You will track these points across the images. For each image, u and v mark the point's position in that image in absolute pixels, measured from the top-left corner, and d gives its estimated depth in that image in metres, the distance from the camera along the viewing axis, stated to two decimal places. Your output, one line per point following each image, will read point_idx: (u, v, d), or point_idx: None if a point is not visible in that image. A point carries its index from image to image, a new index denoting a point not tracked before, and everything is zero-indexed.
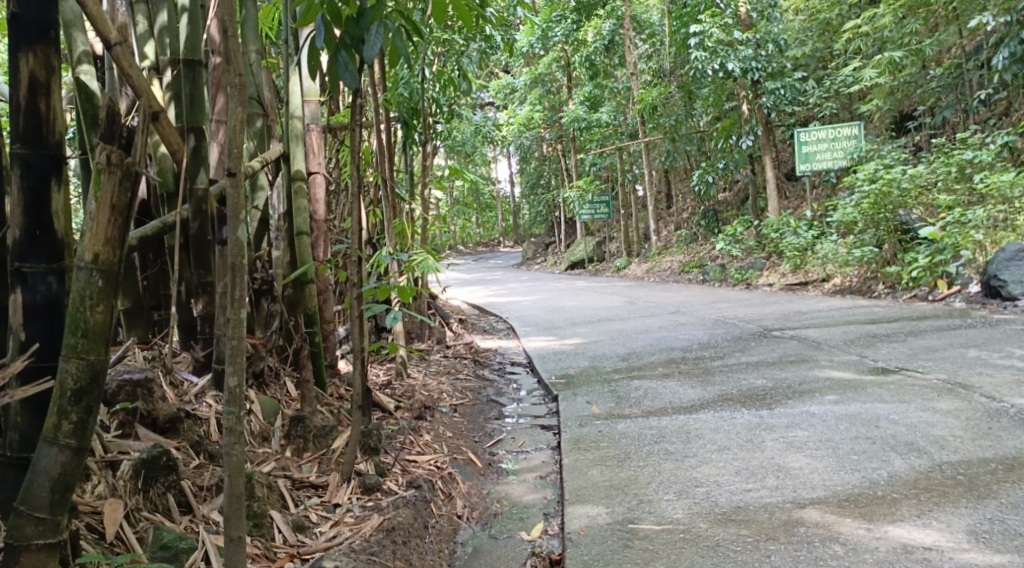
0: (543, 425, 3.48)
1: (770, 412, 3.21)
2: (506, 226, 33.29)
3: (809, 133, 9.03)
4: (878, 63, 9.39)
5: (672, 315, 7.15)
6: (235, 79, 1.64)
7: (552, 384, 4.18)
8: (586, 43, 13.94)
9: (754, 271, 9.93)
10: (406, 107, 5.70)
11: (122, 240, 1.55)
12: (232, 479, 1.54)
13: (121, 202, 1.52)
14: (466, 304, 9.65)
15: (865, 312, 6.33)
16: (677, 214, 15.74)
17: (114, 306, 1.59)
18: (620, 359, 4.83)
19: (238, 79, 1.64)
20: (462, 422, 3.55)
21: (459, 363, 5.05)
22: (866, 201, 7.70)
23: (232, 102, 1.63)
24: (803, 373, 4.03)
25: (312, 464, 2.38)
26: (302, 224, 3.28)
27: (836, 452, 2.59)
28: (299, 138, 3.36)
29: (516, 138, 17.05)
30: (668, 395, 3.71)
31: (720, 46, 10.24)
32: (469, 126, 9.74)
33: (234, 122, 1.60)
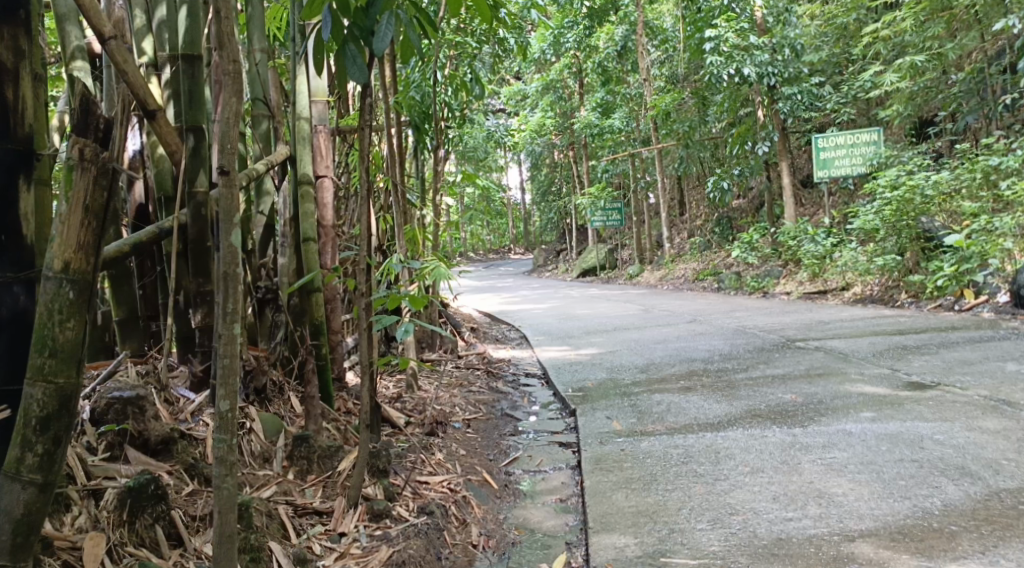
0: (562, 442, 3.30)
1: (803, 430, 3.03)
2: (517, 234, 33.16)
3: (828, 139, 8.83)
4: (898, 68, 9.18)
5: (689, 324, 6.96)
6: (229, 68, 1.48)
7: (569, 397, 4.01)
8: (598, 49, 13.78)
9: (771, 279, 9.74)
10: (417, 111, 5.56)
11: (95, 248, 1.50)
12: (222, 514, 1.47)
13: (96, 203, 1.48)
14: (478, 312, 9.49)
15: (890, 322, 6.13)
16: (691, 221, 15.54)
17: (87, 320, 1.53)
18: (638, 371, 4.65)
19: (233, 67, 1.48)
20: (476, 438, 3.37)
21: (472, 374, 4.88)
22: (887, 209, 7.50)
23: (225, 93, 1.48)
24: (833, 387, 3.85)
25: (316, 487, 2.21)
26: (308, 229, 3.11)
27: (881, 477, 2.41)
28: (307, 141, 3.19)
29: (528, 144, 16.90)
30: (693, 410, 3.53)
31: (736, 51, 10.06)
32: (481, 131, 9.59)
33: (228, 118, 1.47)
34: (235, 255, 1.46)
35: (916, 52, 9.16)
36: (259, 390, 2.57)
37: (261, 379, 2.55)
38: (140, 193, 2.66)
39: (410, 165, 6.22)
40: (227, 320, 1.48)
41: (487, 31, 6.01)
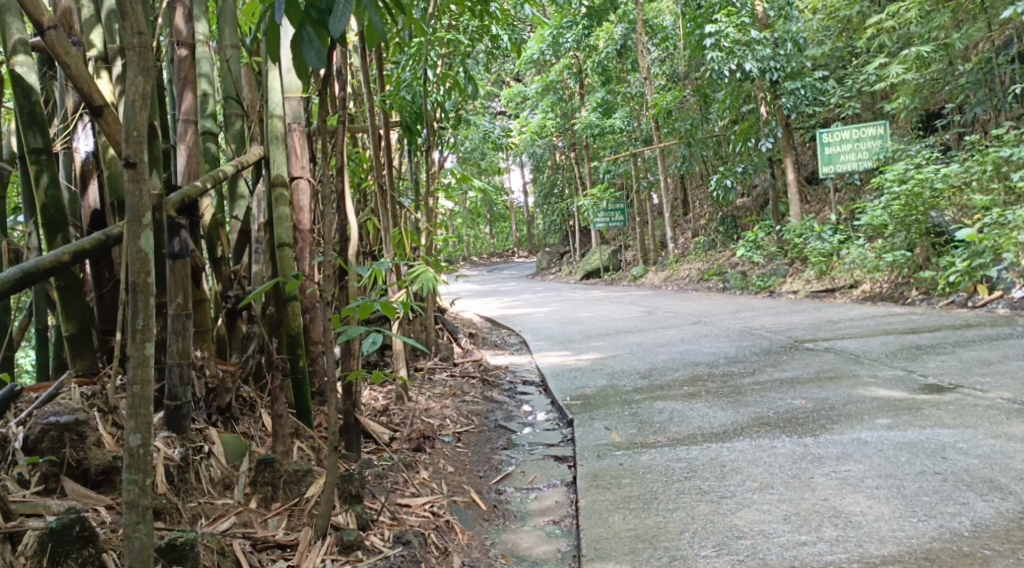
0: (557, 457, 3.09)
1: (815, 440, 2.81)
2: (521, 237, 32.98)
3: (833, 134, 8.61)
4: (905, 59, 8.92)
5: (693, 326, 6.75)
6: (133, 41, 1.50)
7: (567, 407, 3.80)
8: (598, 48, 13.58)
9: (777, 278, 9.52)
10: (409, 112, 5.36)
11: None
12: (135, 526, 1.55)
13: None
14: (478, 317, 9.30)
15: (903, 320, 5.91)
16: (695, 221, 15.32)
17: None
18: (640, 377, 4.45)
19: (136, 39, 1.50)
20: (466, 453, 3.17)
21: (466, 383, 4.68)
22: (896, 203, 7.28)
23: (131, 72, 1.51)
24: (846, 391, 3.63)
25: (280, 517, 2.02)
26: (284, 234, 2.90)
27: (902, 493, 2.21)
28: (282, 140, 3.00)
29: (530, 145, 16.70)
30: (697, 420, 3.32)
31: (737, 46, 9.84)
32: (478, 133, 9.40)
33: (132, 103, 1.50)
34: (144, 263, 1.52)
35: (922, 43, 8.93)
36: (224, 409, 2.36)
37: (226, 398, 2.35)
38: (95, 196, 2.45)
39: (402, 167, 6.02)
40: (137, 341, 1.53)
41: (480, 27, 5.81)
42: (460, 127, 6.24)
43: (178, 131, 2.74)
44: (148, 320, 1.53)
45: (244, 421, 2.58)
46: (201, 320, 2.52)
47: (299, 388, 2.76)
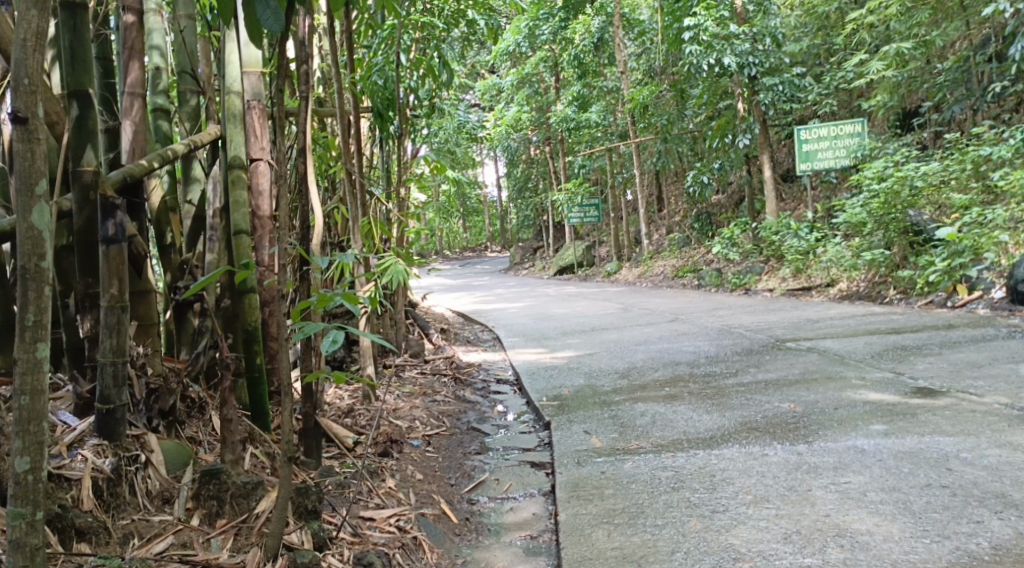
0: (534, 463, 2.90)
1: (809, 448, 2.64)
2: (494, 231, 32.74)
3: (810, 130, 8.45)
4: (884, 55, 8.75)
5: (671, 324, 6.57)
6: None
7: (543, 408, 3.61)
8: (574, 41, 13.33)
9: (753, 275, 9.39)
10: (381, 98, 5.10)
11: None
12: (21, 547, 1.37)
13: None
14: (450, 312, 9.07)
15: (884, 320, 5.78)
16: (669, 217, 15.18)
17: None
18: (619, 376, 4.26)
19: None
20: (437, 458, 2.96)
21: (437, 381, 4.46)
22: (875, 201, 7.14)
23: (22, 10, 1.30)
24: (834, 394, 3.46)
25: (225, 536, 1.79)
26: (241, 220, 2.67)
27: (909, 509, 2.05)
28: (238, 118, 2.77)
29: (504, 139, 16.48)
30: (682, 424, 3.13)
31: (716, 40, 9.66)
32: (452, 124, 9.15)
33: (22, 47, 1.30)
34: (37, 241, 1.34)
35: (902, 39, 8.79)
36: (167, 412, 2.12)
37: (169, 400, 2.10)
38: None
39: (373, 156, 5.76)
40: (28, 340, 1.35)
41: (455, 11, 5.54)
42: (434, 115, 5.99)
43: (123, 106, 2.53)
44: (40, 312, 1.35)
45: (190, 426, 2.35)
46: (144, 313, 2.29)
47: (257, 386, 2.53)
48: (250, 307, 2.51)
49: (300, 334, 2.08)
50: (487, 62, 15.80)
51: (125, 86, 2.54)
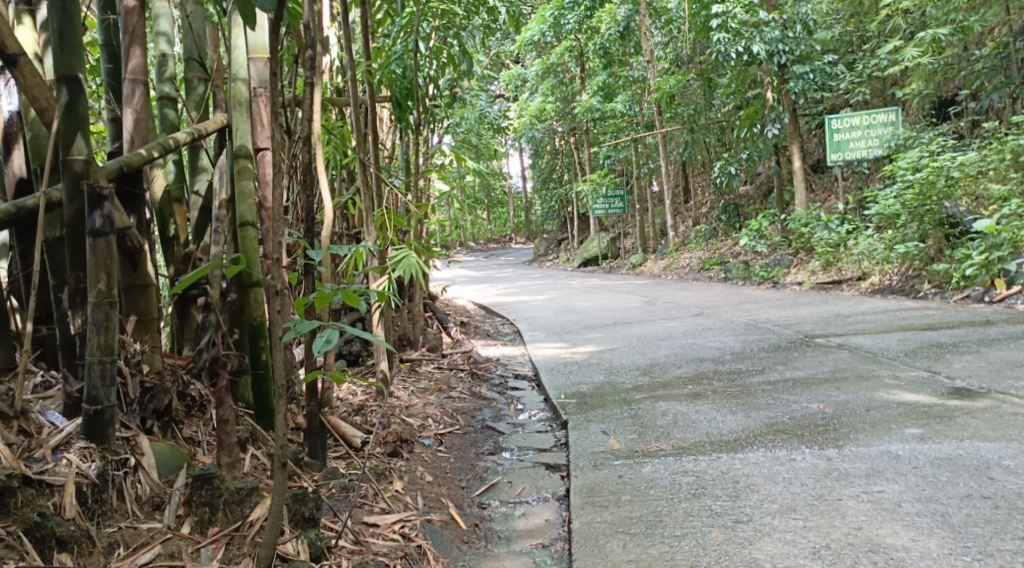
0: (549, 464, 2.79)
1: (840, 452, 2.50)
2: (519, 223, 32.59)
3: (842, 120, 8.25)
4: (920, 41, 8.49)
5: (696, 318, 6.43)
6: None
7: (561, 406, 3.49)
8: (600, 30, 13.14)
9: (781, 268, 9.19)
10: (400, 87, 4.98)
11: None
12: None
13: None
14: (472, 304, 8.99)
15: (917, 315, 5.59)
16: (696, 209, 14.96)
17: None
18: (641, 373, 4.14)
19: None
20: (449, 458, 2.85)
21: (454, 377, 4.36)
22: (909, 192, 6.93)
23: None
24: (866, 394, 3.31)
25: (216, 545, 1.75)
26: (246, 211, 2.57)
27: (949, 523, 1.92)
28: (245, 106, 2.66)
29: (529, 129, 16.34)
30: (704, 425, 3.00)
31: (745, 27, 9.49)
32: (475, 113, 9.04)
33: None
34: None
35: (939, 25, 8.52)
36: (162, 412, 2.03)
37: (164, 399, 2.01)
38: (21, 162, 2.13)
39: (392, 147, 5.66)
40: None
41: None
42: (455, 104, 5.86)
43: (125, 93, 2.45)
44: None
45: (190, 425, 2.27)
46: (143, 308, 2.21)
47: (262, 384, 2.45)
48: (255, 301, 2.44)
49: (297, 332, 1.93)
50: (512, 52, 15.66)
51: (127, 72, 2.45)
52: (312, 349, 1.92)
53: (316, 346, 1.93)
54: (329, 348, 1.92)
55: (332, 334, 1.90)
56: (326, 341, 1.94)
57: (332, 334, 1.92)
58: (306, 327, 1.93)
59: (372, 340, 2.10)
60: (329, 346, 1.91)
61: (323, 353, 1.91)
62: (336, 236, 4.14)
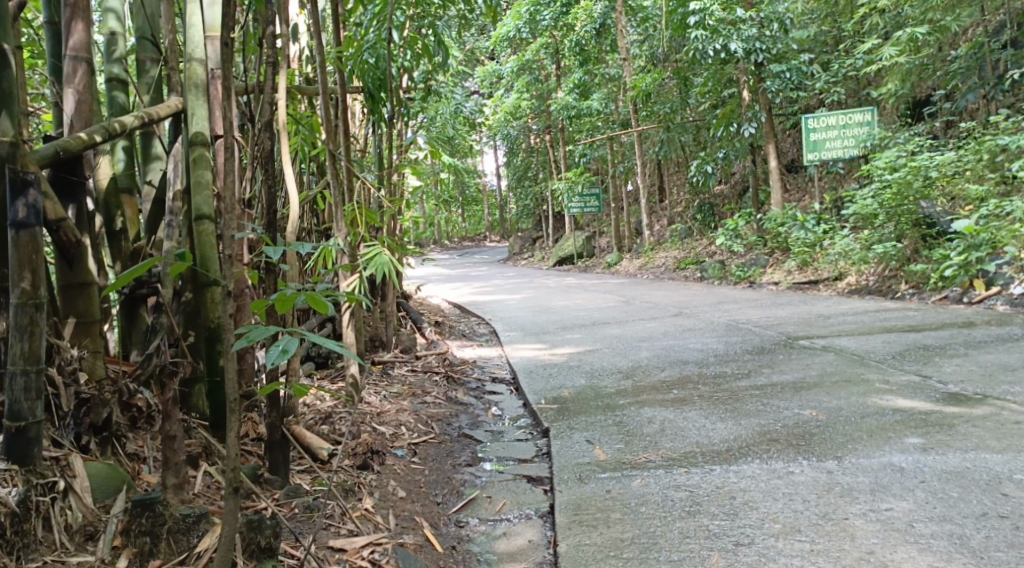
0: (531, 477, 2.61)
1: (840, 464, 2.35)
2: (492, 221, 32.35)
3: (818, 119, 8.10)
4: (898, 40, 8.37)
5: (675, 318, 6.28)
6: None
7: (542, 412, 3.32)
8: (575, 28, 12.96)
9: (758, 268, 9.08)
10: (372, 77, 4.74)
11: None
12: None
13: None
14: (446, 304, 8.78)
15: (899, 316, 5.47)
16: (671, 208, 14.85)
17: None
18: (622, 376, 3.97)
19: None
20: (423, 470, 2.67)
21: (428, 380, 4.16)
22: (887, 192, 6.83)
23: None
24: (859, 400, 3.16)
25: None
26: (204, 204, 2.37)
27: (967, 547, 1.79)
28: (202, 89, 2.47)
29: (503, 126, 16.15)
30: (693, 434, 2.84)
31: (722, 25, 9.34)
32: (450, 109, 8.84)
33: None
34: None
35: (916, 24, 8.41)
36: (100, 427, 1.86)
37: (102, 412, 1.84)
38: None
39: (363, 141, 5.43)
40: None
41: None
42: (429, 98, 5.64)
43: (66, 71, 2.31)
44: None
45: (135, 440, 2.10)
46: (84, 309, 2.04)
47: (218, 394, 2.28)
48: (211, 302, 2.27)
49: (243, 343, 1.62)
50: (486, 48, 15.41)
51: (67, 49, 2.32)
52: (266, 360, 1.63)
53: (269, 357, 1.63)
54: (285, 359, 1.62)
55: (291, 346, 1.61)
56: (283, 350, 1.64)
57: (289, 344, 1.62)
58: (257, 335, 1.64)
59: (338, 350, 1.84)
60: (285, 358, 1.62)
61: (278, 365, 1.62)
62: (303, 232, 3.93)
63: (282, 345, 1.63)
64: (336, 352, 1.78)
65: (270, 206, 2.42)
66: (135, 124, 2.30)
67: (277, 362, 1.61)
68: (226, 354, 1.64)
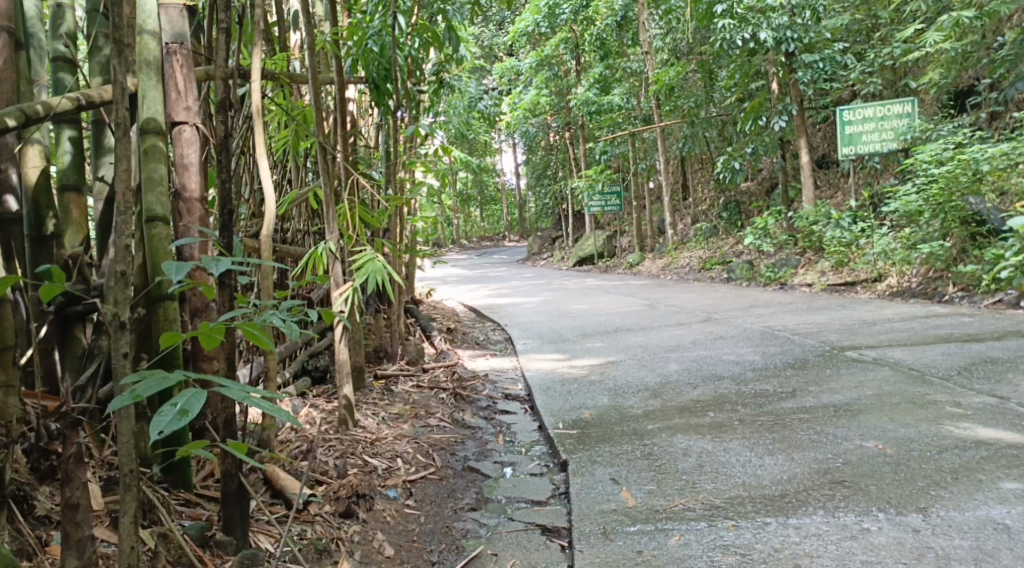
0: (546, 527, 2.19)
1: (927, 521, 1.94)
2: (512, 220, 31.88)
3: (854, 111, 7.59)
4: (941, 26, 7.81)
5: (703, 325, 5.83)
6: None
7: (561, 439, 2.90)
8: (596, 20, 12.45)
9: (789, 269, 8.58)
10: (377, 66, 4.14)
11: None
12: None
13: None
14: (460, 307, 8.37)
15: (952, 324, 4.97)
16: (694, 206, 14.33)
17: None
18: (650, 394, 3.55)
19: None
20: (418, 518, 2.26)
21: (433, 398, 3.74)
22: (933, 187, 6.30)
23: None
24: (930, 429, 2.70)
25: None
26: (156, 203, 2.02)
27: None
28: (154, 66, 2.05)
29: (522, 124, 15.69)
30: (738, 473, 2.39)
31: (751, 13, 8.85)
32: (465, 103, 8.40)
33: None
34: None
35: (961, 7, 7.82)
36: None
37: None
38: None
39: (372, 137, 5.01)
40: None
41: None
42: (441, 90, 5.18)
43: None
44: None
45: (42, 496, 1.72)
46: None
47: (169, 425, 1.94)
48: (164, 321, 2.03)
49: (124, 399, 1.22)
50: (504, 43, 14.94)
51: None
52: (154, 425, 1.23)
53: (158, 422, 1.24)
54: (181, 426, 1.23)
55: (195, 407, 1.24)
56: (181, 413, 1.25)
57: (190, 402, 1.25)
58: (144, 389, 1.26)
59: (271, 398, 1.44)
60: (179, 425, 1.23)
61: (170, 432, 1.22)
62: (297, 234, 3.66)
63: (173, 405, 1.25)
64: (276, 413, 1.37)
65: (224, 204, 1.92)
66: (66, 106, 1.90)
67: (167, 431, 1.22)
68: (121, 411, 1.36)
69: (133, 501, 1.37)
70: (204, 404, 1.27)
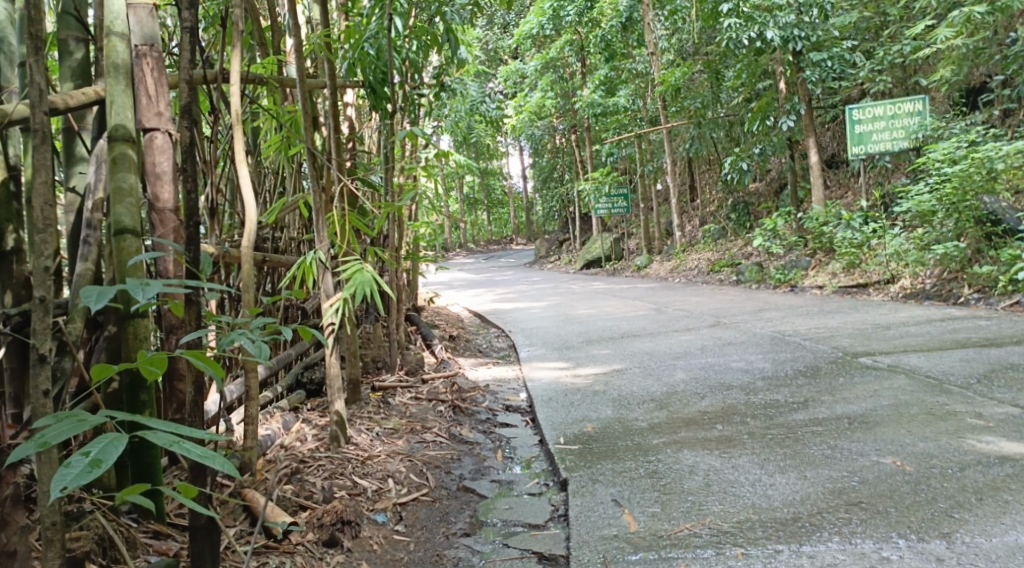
0: (543, 555, 2.07)
1: (951, 549, 1.84)
2: (519, 223, 31.74)
3: (863, 110, 7.42)
4: (952, 21, 7.62)
5: (712, 330, 5.69)
6: None
7: (562, 456, 2.77)
8: (601, 21, 12.29)
9: (799, 271, 8.42)
10: (374, 69, 4.02)
11: None
12: None
13: None
14: (465, 313, 8.24)
15: (969, 328, 4.82)
16: (702, 207, 14.17)
17: None
18: (656, 406, 3.42)
19: None
20: (407, 545, 2.14)
21: (431, 411, 3.62)
22: (946, 187, 6.13)
23: None
24: (951, 443, 2.56)
25: None
26: (125, 215, 1.89)
27: None
28: (120, 69, 1.92)
29: (528, 127, 15.54)
30: (747, 493, 2.26)
31: (758, 12, 8.69)
32: (468, 107, 8.27)
33: None
34: None
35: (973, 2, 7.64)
36: None
37: None
38: None
39: (371, 142, 4.87)
40: None
41: None
42: (442, 93, 5.04)
43: None
44: None
45: None
46: None
47: (142, 453, 1.83)
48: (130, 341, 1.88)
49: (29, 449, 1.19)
50: (509, 45, 14.79)
51: None
52: (62, 476, 1.19)
53: (66, 474, 1.19)
54: (89, 478, 1.18)
55: (108, 458, 1.19)
56: (93, 463, 1.20)
57: (104, 454, 1.19)
58: (53, 437, 1.23)
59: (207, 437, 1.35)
60: (87, 477, 1.17)
61: (74, 487, 1.17)
62: (290, 243, 3.54)
63: (84, 455, 1.21)
64: (205, 457, 1.28)
65: (189, 216, 1.79)
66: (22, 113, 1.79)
67: (70, 486, 1.17)
68: (43, 456, 1.36)
69: (57, 557, 1.38)
70: (120, 453, 1.22)
